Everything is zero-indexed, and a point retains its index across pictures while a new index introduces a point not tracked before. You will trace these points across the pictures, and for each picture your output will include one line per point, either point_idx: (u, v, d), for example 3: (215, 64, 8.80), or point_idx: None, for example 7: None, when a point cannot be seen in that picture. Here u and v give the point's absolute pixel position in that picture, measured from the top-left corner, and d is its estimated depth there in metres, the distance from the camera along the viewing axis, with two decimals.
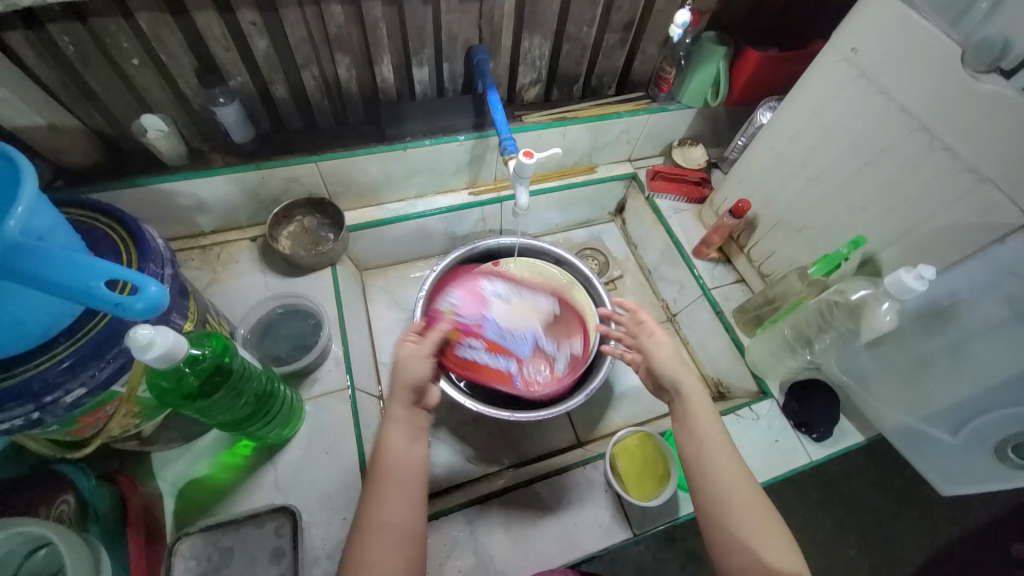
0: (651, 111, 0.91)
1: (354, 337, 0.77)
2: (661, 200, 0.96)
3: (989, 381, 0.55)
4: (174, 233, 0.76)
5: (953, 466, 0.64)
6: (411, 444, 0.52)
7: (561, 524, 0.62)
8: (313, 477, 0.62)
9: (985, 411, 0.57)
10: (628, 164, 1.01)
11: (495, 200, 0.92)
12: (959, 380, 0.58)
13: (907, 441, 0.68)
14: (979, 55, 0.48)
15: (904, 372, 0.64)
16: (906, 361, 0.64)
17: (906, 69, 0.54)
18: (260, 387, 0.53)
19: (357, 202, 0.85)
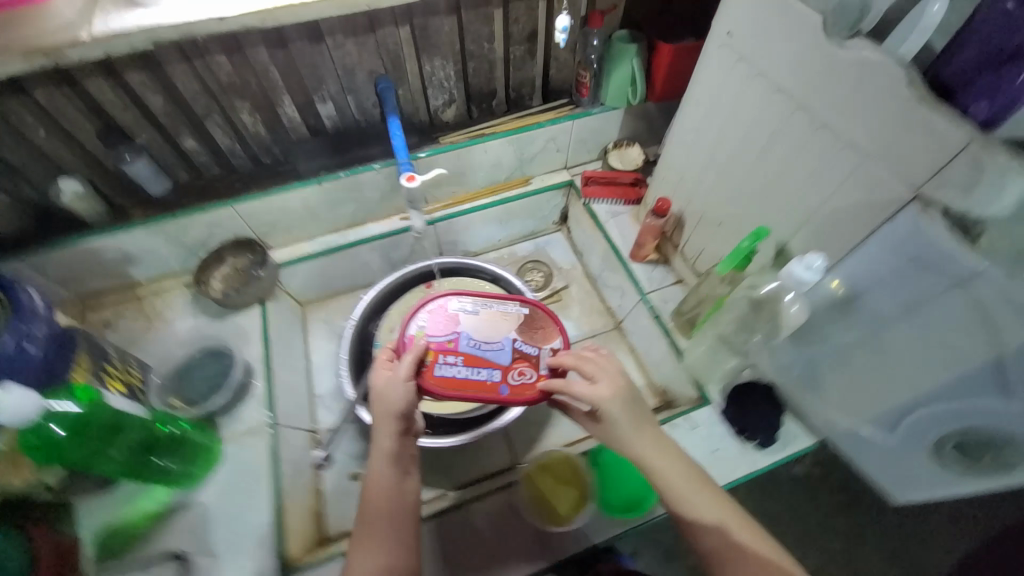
0: (574, 117, 0.89)
1: (282, 373, 0.77)
2: (598, 205, 0.93)
3: (909, 373, 0.50)
4: (109, 286, 0.79)
5: (899, 464, 0.59)
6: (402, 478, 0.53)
7: (475, 555, 0.59)
8: (226, 519, 0.62)
9: (917, 407, 0.52)
10: (564, 172, 0.99)
11: (427, 223, 0.92)
12: (888, 377, 0.52)
13: (848, 438, 0.63)
14: (839, 19, 0.44)
15: (833, 365, 0.59)
16: (829, 356, 0.59)
17: (776, 46, 0.51)
18: (149, 431, 0.55)
19: (287, 238, 0.87)
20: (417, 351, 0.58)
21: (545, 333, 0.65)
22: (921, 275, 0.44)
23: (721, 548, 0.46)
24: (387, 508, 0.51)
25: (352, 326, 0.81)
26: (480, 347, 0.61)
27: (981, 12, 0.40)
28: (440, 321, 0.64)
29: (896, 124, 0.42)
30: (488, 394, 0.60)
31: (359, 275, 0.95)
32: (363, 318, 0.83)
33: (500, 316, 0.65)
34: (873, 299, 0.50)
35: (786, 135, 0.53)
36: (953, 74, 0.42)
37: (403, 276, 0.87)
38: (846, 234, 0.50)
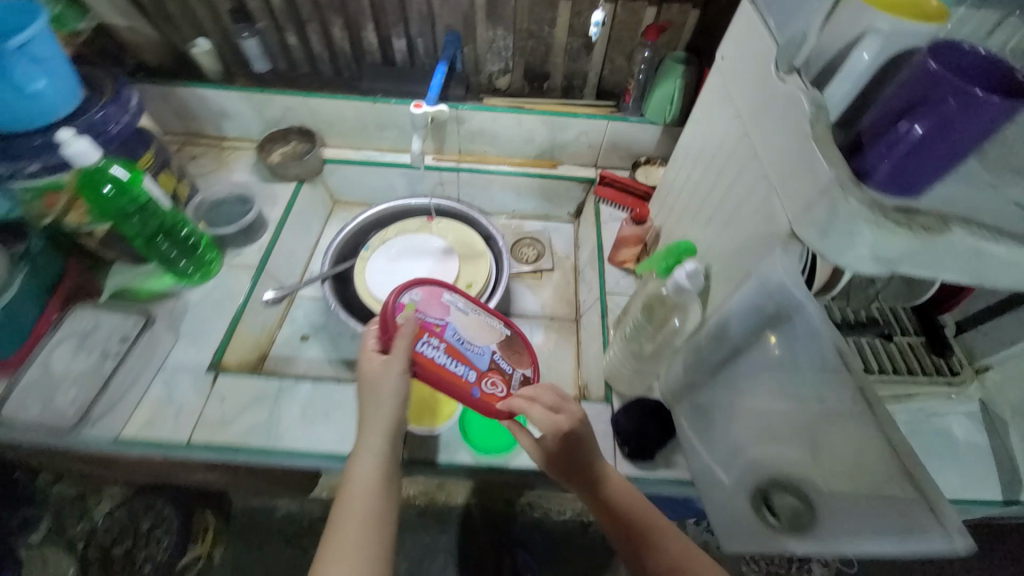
0: (610, 118, 0.95)
1: (288, 239, 0.94)
2: (605, 207, 0.98)
3: (776, 405, 0.48)
4: (204, 130, 1.01)
5: (727, 520, 0.55)
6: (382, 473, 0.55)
7: (347, 422, 0.71)
8: (195, 316, 0.80)
9: (762, 447, 0.50)
10: (592, 170, 1.04)
11: (452, 169, 1.03)
12: (740, 408, 0.53)
13: (704, 476, 0.60)
14: (786, 53, 0.47)
15: (714, 388, 0.58)
16: (712, 378, 0.58)
17: (745, 73, 0.53)
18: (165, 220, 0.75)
19: (340, 142, 1.04)
20: (408, 323, 0.60)
21: (519, 358, 0.67)
22: (774, 313, 0.48)
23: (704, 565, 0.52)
24: (372, 504, 0.52)
25: (355, 225, 0.96)
26: (463, 346, 0.62)
27: (907, 71, 0.39)
28: (433, 305, 0.65)
29: (792, 157, 0.44)
30: (462, 394, 0.59)
31: (385, 194, 1.09)
32: (367, 224, 0.98)
33: (484, 326, 0.67)
34: (741, 322, 0.52)
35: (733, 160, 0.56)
36: (869, 126, 0.41)
37: (413, 205, 1.01)
38: (747, 261, 0.52)
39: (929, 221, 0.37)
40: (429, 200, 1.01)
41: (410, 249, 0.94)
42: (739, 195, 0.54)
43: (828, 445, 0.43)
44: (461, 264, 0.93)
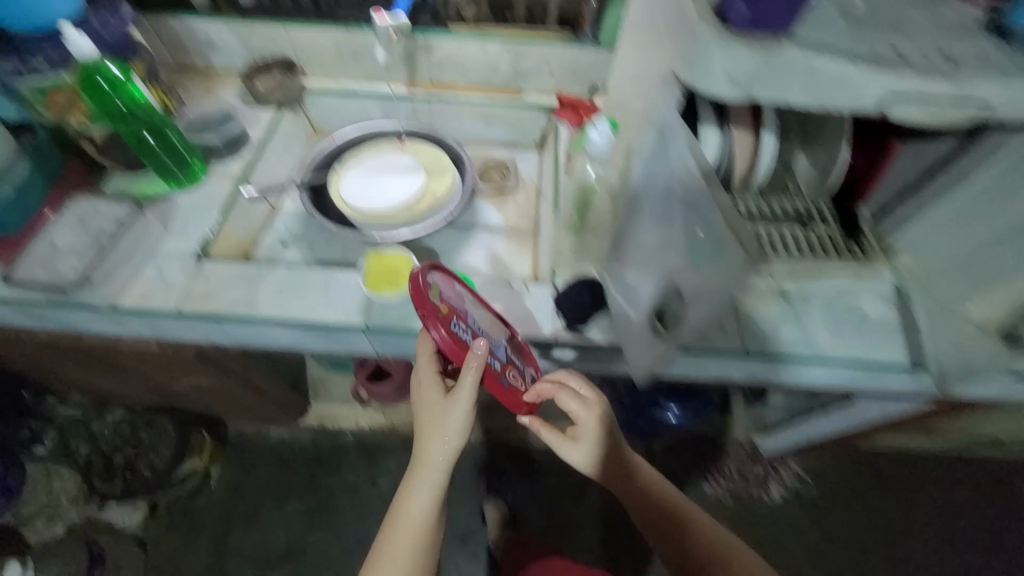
0: (567, 43, 1.03)
1: (271, 157, 1.02)
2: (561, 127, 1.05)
3: (659, 229, 0.62)
4: (193, 61, 1.09)
5: (636, 338, 0.71)
6: (428, 504, 0.73)
7: (317, 297, 0.79)
8: (185, 215, 0.89)
9: (653, 265, 0.63)
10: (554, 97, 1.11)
11: (423, 96, 1.11)
12: (648, 237, 0.64)
13: (618, 320, 0.74)
14: None
15: (616, 243, 0.71)
16: (616, 235, 0.71)
17: None
18: (152, 122, 0.86)
19: (319, 72, 1.12)
20: (447, 310, 0.67)
21: (526, 358, 0.78)
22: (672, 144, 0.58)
23: (703, 554, 0.77)
24: (418, 521, 0.73)
25: (333, 145, 1.05)
26: (492, 343, 0.71)
27: None
28: (453, 292, 0.72)
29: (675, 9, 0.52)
30: (493, 382, 0.68)
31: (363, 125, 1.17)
32: (343, 146, 1.06)
33: (496, 323, 0.76)
34: (640, 172, 0.65)
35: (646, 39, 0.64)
36: None
37: (385, 130, 1.08)
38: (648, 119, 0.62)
39: (767, 41, 0.46)
40: (401, 123, 1.09)
41: (384, 165, 1.02)
42: (649, 67, 0.63)
43: (703, 255, 0.60)
44: (430, 177, 1.01)
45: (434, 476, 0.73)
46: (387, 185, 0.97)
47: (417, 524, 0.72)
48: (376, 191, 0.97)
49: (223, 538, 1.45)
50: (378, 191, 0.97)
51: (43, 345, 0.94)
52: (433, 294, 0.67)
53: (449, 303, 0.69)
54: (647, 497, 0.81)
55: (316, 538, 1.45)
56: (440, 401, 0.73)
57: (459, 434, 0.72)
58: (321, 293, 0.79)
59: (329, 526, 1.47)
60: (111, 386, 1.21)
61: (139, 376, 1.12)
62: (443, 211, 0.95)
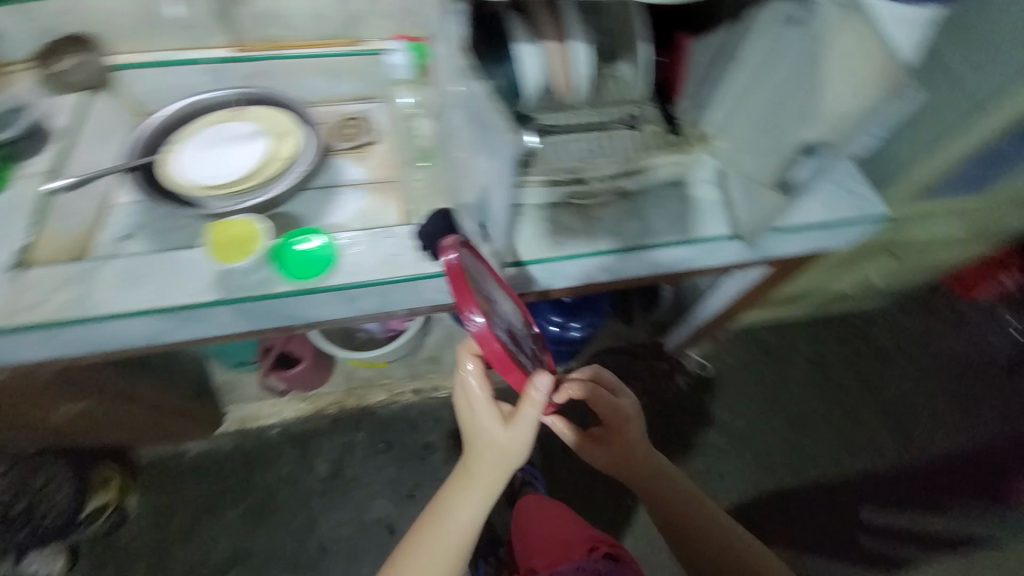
0: None
1: (85, 148, 0.93)
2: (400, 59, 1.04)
3: (461, 143, 0.68)
4: None
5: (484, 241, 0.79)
6: (469, 514, 0.87)
7: (163, 281, 0.76)
8: None
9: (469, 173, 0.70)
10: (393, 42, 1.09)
11: (254, 57, 1.03)
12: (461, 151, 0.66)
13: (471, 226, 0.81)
14: None
15: (449, 161, 0.77)
16: (447, 155, 0.76)
17: None
18: None
19: (126, 47, 1.01)
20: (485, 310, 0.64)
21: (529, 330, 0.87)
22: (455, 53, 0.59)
23: (719, 534, 0.99)
24: (463, 528, 0.87)
25: (157, 123, 0.96)
26: (522, 340, 0.78)
27: None
28: (477, 279, 0.69)
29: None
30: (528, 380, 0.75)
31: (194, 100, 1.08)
32: (170, 123, 0.98)
33: (508, 303, 0.78)
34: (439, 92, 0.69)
35: None
36: None
37: (217, 99, 1.01)
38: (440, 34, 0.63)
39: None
40: (233, 90, 1.02)
41: (219, 140, 0.97)
42: None
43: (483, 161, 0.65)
44: (272, 143, 0.97)
45: (484, 492, 0.87)
46: (228, 160, 0.95)
47: (455, 534, 0.87)
48: (217, 167, 0.94)
49: (160, 563, 1.39)
50: (217, 167, 0.93)
51: None
52: (474, 297, 0.63)
53: (483, 299, 0.67)
54: (663, 498, 1.03)
55: (261, 534, 1.44)
56: (492, 425, 0.83)
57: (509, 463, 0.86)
58: (170, 275, 0.76)
59: (273, 519, 1.45)
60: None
61: None
62: (290, 176, 0.94)
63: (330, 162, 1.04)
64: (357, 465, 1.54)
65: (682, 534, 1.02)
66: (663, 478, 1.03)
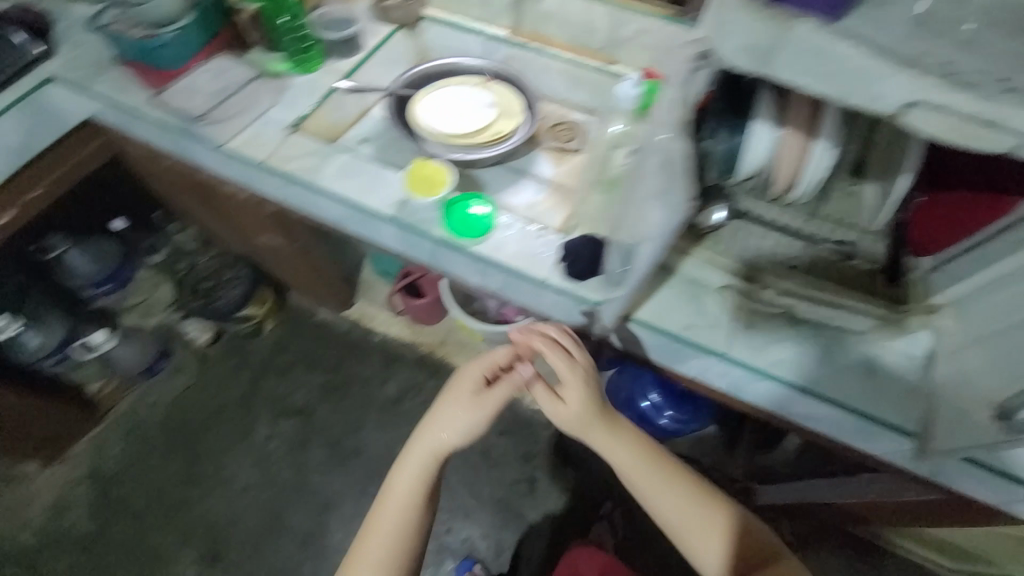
0: (633, 11, 1.04)
1: (375, 67, 1.15)
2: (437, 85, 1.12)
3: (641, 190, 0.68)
4: None
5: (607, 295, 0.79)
6: (416, 479, 0.87)
7: (368, 182, 0.92)
8: (295, 94, 1.04)
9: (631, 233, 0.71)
10: (607, 66, 1.14)
11: (521, 46, 1.18)
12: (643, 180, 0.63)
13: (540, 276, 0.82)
14: None
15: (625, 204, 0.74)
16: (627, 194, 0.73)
17: None
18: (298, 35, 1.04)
19: (439, 3, 1.22)
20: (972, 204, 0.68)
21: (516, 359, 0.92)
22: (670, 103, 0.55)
23: (713, 533, 0.81)
24: (410, 500, 0.87)
25: (426, 67, 1.14)
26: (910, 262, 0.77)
27: None
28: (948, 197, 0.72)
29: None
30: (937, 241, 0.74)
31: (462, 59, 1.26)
32: (434, 73, 1.14)
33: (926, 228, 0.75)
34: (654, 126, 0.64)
35: None
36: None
37: (478, 64, 1.15)
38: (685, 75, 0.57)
39: (800, 15, 0.47)
40: (499, 66, 1.14)
41: (458, 78, 1.14)
42: None
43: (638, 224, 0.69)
44: (505, 98, 1.11)
45: (426, 463, 0.88)
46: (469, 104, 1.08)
47: (428, 471, 0.88)
48: (450, 98, 1.10)
49: (253, 393, 1.62)
50: (448, 78, 1.13)
51: (171, 172, 1.18)
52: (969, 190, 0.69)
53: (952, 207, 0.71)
54: (674, 498, 0.83)
55: (326, 408, 1.62)
56: (468, 407, 0.87)
57: (570, 395, 0.83)
58: (368, 182, 0.92)
59: (337, 401, 1.63)
60: (199, 212, 1.42)
61: (231, 218, 1.33)
62: (523, 125, 1.08)
63: (531, 153, 1.12)
64: (413, 405, 1.65)
65: (645, 480, 0.84)
66: (627, 464, 0.84)
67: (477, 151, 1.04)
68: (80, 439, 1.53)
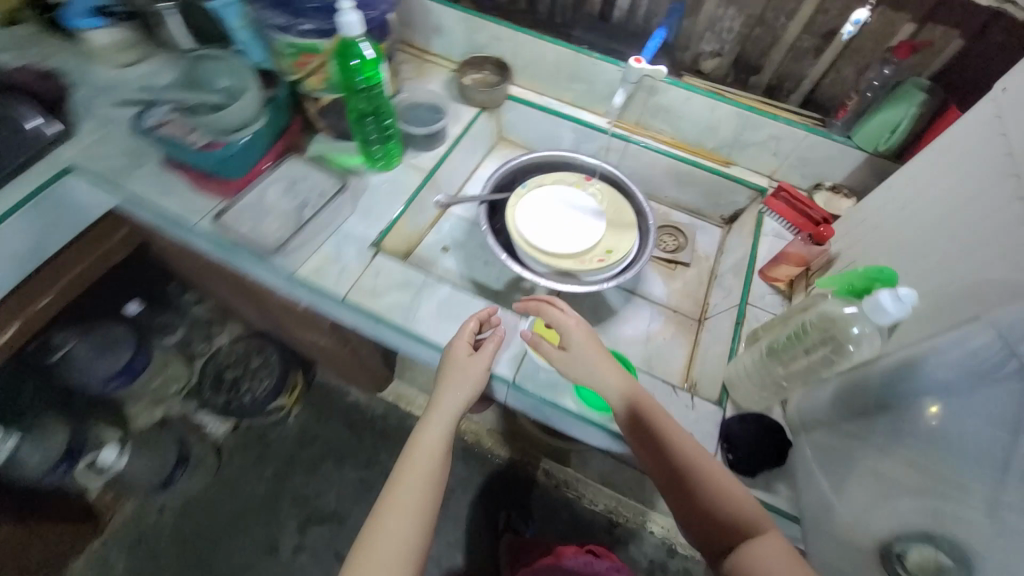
0: (771, 117, 0.90)
1: (458, 157, 1.00)
2: (532, 184, 0.97)
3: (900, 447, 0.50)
4: (416, 41, 1.10)
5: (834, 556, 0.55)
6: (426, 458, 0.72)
7: (475, 331, 0.76)
8: (373, 197, 0.87)
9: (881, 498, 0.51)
10: (724, 167, 1.01)
11: (623, 137, 1.03)
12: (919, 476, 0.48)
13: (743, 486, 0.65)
14: None
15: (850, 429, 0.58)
16: (862, 409, 0.57)
17: None
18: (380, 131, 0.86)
19: (527, 82, 1.07)
20: None
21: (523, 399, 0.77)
22: (1007, 392, 0.41)
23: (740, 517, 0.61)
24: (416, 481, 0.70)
25: (519, 161, 0.99)
26: None
27: None
28: None
29: (989, 246, 0.49)
30: None
31: (546, 141, 1.11)
32: (528, 165, 1.01)
33: None
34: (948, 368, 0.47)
35: (993, 198, 0.50)
36: None
37: (578, 160, 1.02)
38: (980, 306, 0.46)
39: None
40: (603, 162, 1.01)
41: (552, 174, 0.99)
42: (994, 228, 0.49)
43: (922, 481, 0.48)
44: (611, 204, 0.97)
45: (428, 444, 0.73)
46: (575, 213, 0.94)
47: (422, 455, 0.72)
48: (548, 203, 0.96)
49: (280, 488, 1.43)
50: (542, 175, 0.98)
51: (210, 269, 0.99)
52: None
53: None
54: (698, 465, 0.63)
55: (362, 508, 1.43)
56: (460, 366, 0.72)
57: (571, 337, 0.71)
58: None
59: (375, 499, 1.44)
60: (230, 295, 1.23)
61: (270, 311, 1.14)
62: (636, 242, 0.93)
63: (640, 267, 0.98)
64: (459, 504, 1.49)
65: (662, 441, 0.63)
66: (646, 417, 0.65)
67: (587, 275, 0.88)
68: (75, 556, 1.29)
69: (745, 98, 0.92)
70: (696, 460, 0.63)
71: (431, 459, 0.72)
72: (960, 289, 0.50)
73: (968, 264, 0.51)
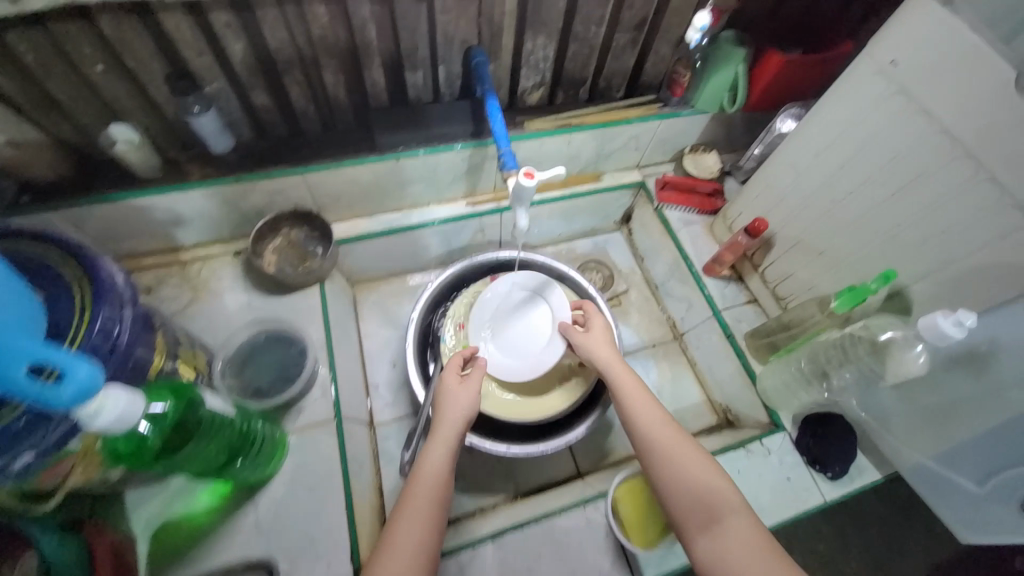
0: (625, 124, 0.83)
1: (342, 360, 0.72)
2: (451, 334, 0.75)
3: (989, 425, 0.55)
4: (151, 247, 0.71)
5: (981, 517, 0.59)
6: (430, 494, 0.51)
7: (559, 569, 0.59)
8: (297, 518, 0.57)
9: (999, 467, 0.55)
10: (599, 180, 0.93)
11: (494, 211, 0.86)
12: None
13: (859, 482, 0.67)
14: None
15: (926, 416, 0.61)
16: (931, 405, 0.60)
17: (941, 82, 0.49)
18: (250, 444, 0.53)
19: (348, 213, 0.80)
20: None
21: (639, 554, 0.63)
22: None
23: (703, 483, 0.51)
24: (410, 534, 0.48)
25: (416, 316, 0.77)
26: None
27: None
28: None
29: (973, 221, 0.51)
30: None
31: (411, 257, 0.88)
32: (427, 310, 0.79)
33: None
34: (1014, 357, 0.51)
35: (940, 176, 0.52)
36: None
37: (470, 265, 0.83)
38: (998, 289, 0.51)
39: None
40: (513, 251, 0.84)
41: (460, 298, 0.78)
42: (967, 202, 0.51)
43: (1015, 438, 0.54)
44: None
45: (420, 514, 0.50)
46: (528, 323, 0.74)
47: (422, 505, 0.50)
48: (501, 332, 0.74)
49: None
50: (452, 309, 0.77)
51: None
52: None
53: None
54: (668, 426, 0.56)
55: None
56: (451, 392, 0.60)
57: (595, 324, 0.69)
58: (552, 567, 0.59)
59: None
60: None
61: None
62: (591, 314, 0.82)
63: None
64: None
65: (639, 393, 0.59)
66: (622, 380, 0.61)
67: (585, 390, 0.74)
68: None
69: (588, 113, 0.82)
70: (658, 421, 0.57)
71: (428, 509, 0.50)
72: (965, 265, 0.53)
73: (951, 240, 0.53)
